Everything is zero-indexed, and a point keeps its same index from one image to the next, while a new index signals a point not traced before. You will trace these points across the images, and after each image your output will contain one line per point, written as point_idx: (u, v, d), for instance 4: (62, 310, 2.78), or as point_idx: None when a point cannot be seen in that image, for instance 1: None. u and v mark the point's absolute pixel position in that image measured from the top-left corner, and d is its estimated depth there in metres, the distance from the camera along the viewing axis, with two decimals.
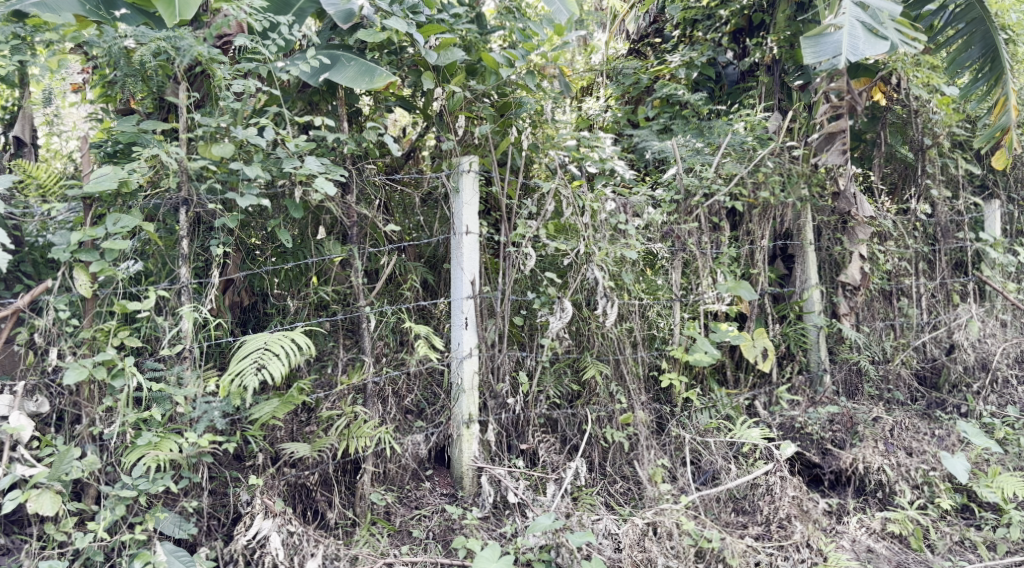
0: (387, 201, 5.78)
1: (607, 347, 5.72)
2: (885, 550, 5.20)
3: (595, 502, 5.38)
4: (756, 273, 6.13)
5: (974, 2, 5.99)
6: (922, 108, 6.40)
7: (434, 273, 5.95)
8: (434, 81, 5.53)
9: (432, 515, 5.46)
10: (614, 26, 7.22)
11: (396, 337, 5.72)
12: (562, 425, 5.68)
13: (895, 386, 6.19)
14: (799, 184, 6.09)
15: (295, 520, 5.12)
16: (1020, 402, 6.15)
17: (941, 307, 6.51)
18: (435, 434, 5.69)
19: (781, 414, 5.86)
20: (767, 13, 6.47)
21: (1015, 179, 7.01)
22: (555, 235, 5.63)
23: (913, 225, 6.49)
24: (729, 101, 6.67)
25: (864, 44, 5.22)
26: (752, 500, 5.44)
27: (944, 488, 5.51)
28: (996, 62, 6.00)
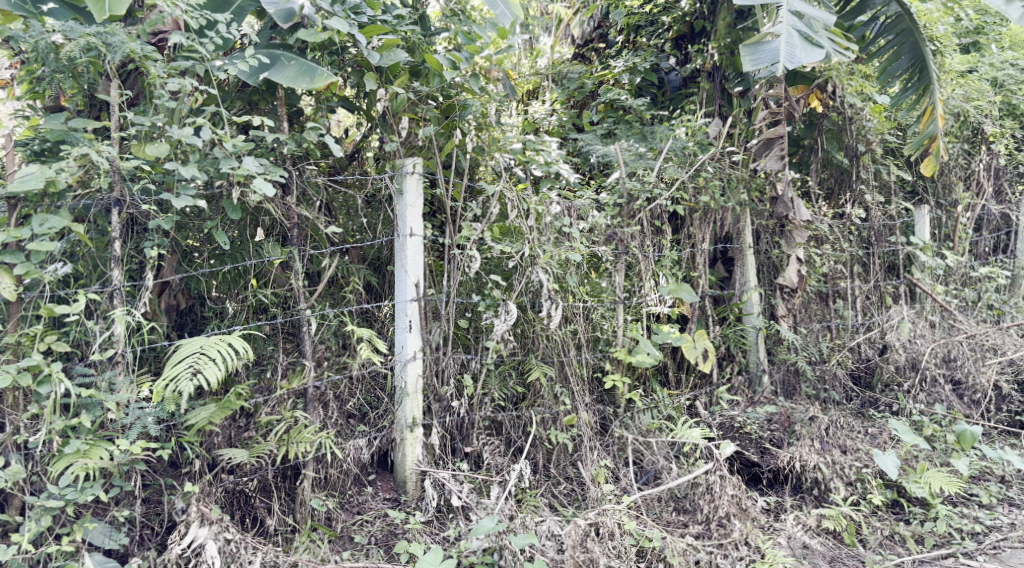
0: (329, 203, 5.74)
1: (551, 349, 5.76)
2: (819, 546, 5.32)
3: (539, 504, 5.42)
4: (697, 277, 6.25)
5: (902, 14, 6.21)
6: (858, 116, 6.55)
7: (377, 275, 5.93)
8: (377, 83, 5.51)
9: (374, 520, 5.42)
10: (559, 32, 7.46)
11: (339, 340, 5.71)
12: (506, 427, 5.70)
13: (832, 386, 6.33)
14: (738, 189, 6.21)
15: (232, 528, 5.04)
16: (947, 400, 6.35)
17: (874, 309, 6.72)
18: (378, 438, 5.65)
19: (721, 414, 5.97)
20: (708, 20, 6.55)
21: (944, 185, 7.36)
22: (500, 238, 5.67)
23: (849, 229, 6.64)
24: (672, 107, 6.81)
25: (801, 51, 5.36)
26: (693, 499, 5.52)
27: (876, 484, 5.66)
28: (924, 73, 6.22)
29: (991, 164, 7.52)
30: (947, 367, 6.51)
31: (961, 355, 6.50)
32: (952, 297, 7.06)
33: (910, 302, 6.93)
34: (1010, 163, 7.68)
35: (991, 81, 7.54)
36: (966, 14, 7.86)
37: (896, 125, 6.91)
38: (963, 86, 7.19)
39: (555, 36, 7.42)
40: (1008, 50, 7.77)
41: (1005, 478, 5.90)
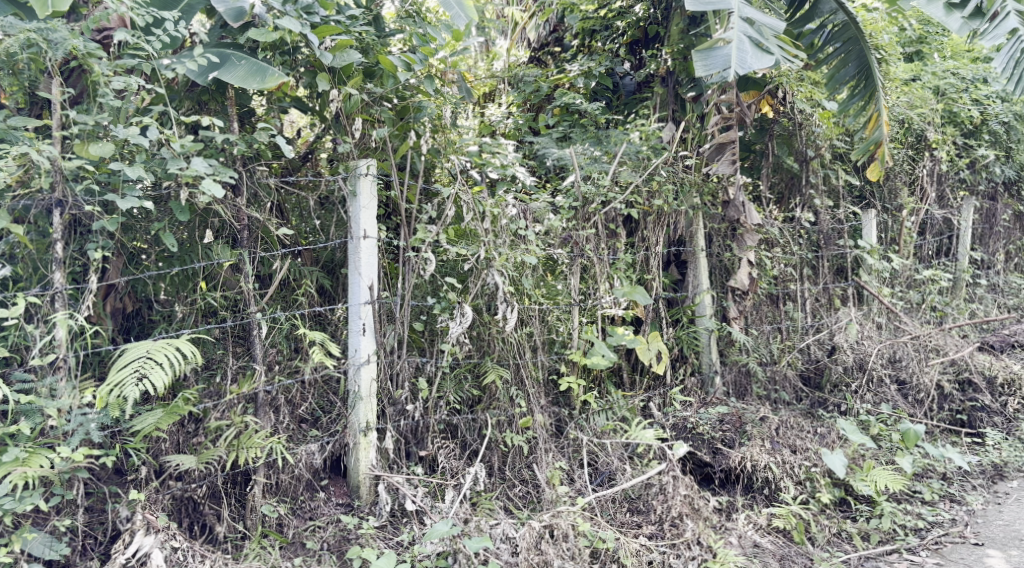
0: (281, 204, 5.70)
1: (507, 352, 5.77)
2: (769, 545, 5.41)
3: (494, 507, 5.41)
4: (651, 279, 6.29)
5: (849, 23, 6.35)
6: (807, 122, 6.71)
7: (331, 278, 5.87)
8: (330, 84, 5.45)
9: (327, 525, 5.36)
10: (515, 35, 7.43)
11: (291, 343, 5.61)
12: (462, 431, 5.71)
13: (782, 386, 6.49)
14: (691, 193, 6.30)
15: (179, 536, 4.97)
16: (893, 400, 6.50)
17: (823, 311, 6.87)
18: (331, 442, 5.57)
19: (674, 415, 6.06)
20: (661, 26, 6.69)
21: (890, 190, 7.57)
22: (456, 241, 5.66)
23: (798, 233, 6.80)
24: (626, 111, 6.88)
25: (752, 57, 5.46)
26: (646, 500, 5.57)
27: (824, 483, 5.77)
28: (870, 80, 6.38)
29: (933, 170, 7.76)
30: (893, 367, 6.67)
31: (906, 355, 6.68)
32: (897, 299, 7.28)
33: (858, 304, 7.09)
34: (951, 169, 7.98)
35: (933, 89, 7.80)
36: (909, 23, 8.10)
37: (843, 130, 7.07)
38: (907, 93, 7.38)
39: (510, 39, 7.37)
40: (948, 60, 8.04)
41: (947, 475, 6.06)
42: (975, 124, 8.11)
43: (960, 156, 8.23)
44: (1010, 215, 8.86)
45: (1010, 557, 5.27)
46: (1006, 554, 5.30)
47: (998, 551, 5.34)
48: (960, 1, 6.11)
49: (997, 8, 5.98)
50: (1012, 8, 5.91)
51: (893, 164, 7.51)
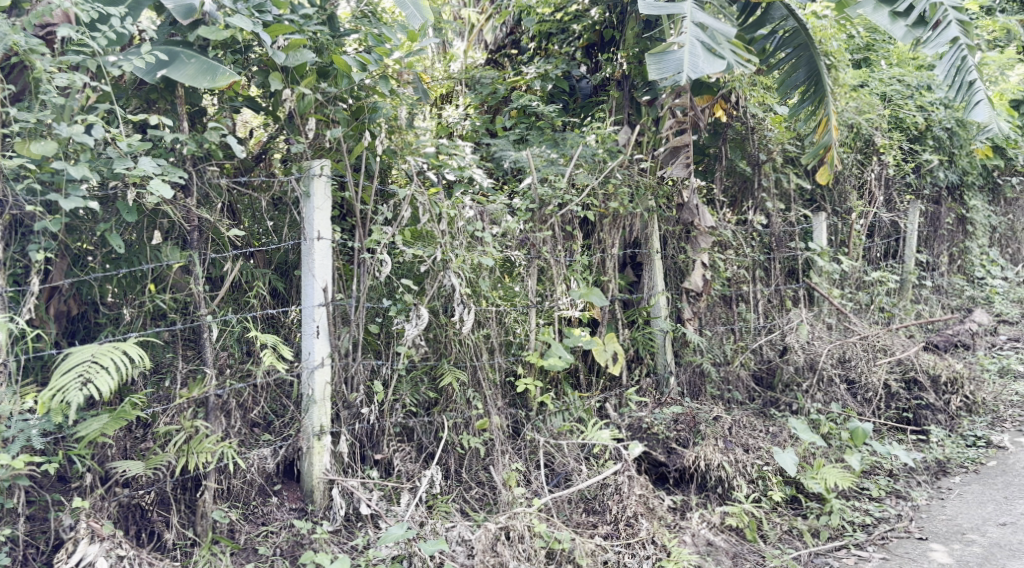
0: (233, 205, 5.61)
1: (464, 353, 5.76)
2: (723, 543, 5.48)
3: (450, 509, 5.45)
4: (607, 281, 6.36)
5: (799, 29, 6.49)
6: (759, 127, 6.84)
7: (284, 280, 5.77)
8: (282, 83, 5.39)
9: (280, 530, 5.29)
10: (473, 36, 7.53)
11: (243, 347, 5.53)
12: (418, 434, 5.69)
13: (735, 386, 6.61)
14: (646, 196, 6.36)
15: (125, 544, 4.89)
16: (842, 398, 6.67)
17: (775, 311, 7.04)
18: (284, 447, 5.51)
19: (629, 415, 6.08)
20: (617, 30, 6.77)
21: (840, 194, 7.73)
22: (412, 242, 5.63)
23: (751, 235, 6.95)
24: (583, 113, 6.93)
25: (704, 62, 5.52)
26: (602, 500, 5.60)
27: (776, 481, 5.88)
28: (819, 86, 6.51)
29: (881, 174, 8.00)
30: (843, 367, 6.83)
31: (854, 355, 6.85)
32: (847, 300, 7.51)
33: (810, 305, 7.27)
34: (897, 173, 8.23)
35: (879, 96, 8.12)
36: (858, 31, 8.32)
37: (794, 135, 7.21)
38: (856, 99, 7.51)
39: (467, 40, 7.48)
40: (894, 68, 8.31)
41: (893, 472, 6.20)
42: (921, 130, 8.38)
43: (906, 161, 8.44)
44: (954, 218, 9.13)
45: (953, 550, 5.41)
46: (949, 548, 5.44)
47: (940, 545, 5.48)
48: (903, 10, 6.25)
49: (939, 17, 6.14)
50: (954, 18, 6.08)
51: (843, 168, 7.67)
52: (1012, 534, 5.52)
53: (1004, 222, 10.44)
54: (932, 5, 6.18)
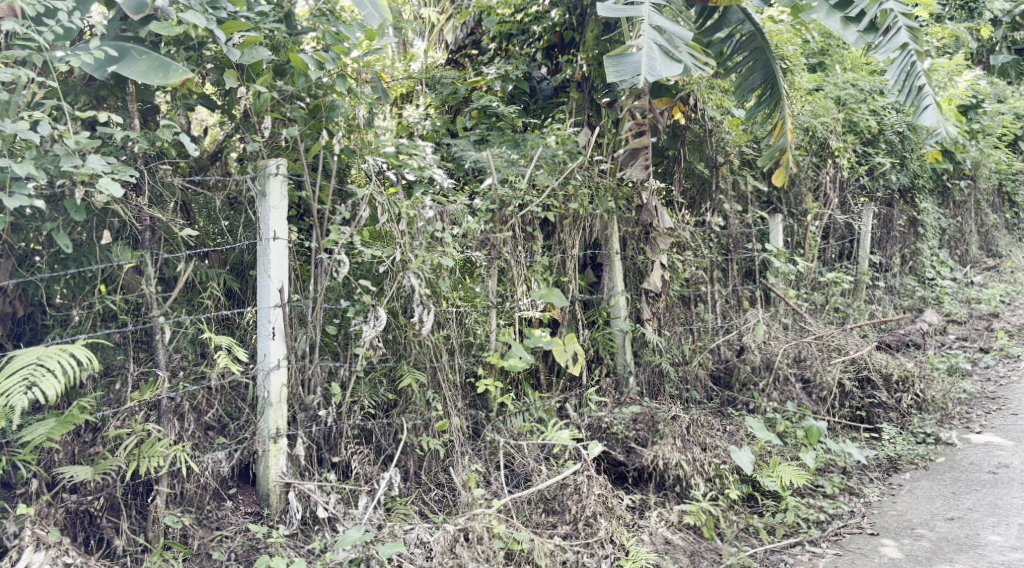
0: (187, 204, 5.49)
1: (424, 355, 5.73)
2: (681, 541, 5.53)
3: (409, 511, 5.43)
4: (567, 282, 6.37)
5: (756, 33, 6.60)
6: (717, 130, 6.92)
7: (239, 280, 5.68)
8: (238, 81, 5.35)
9: (234, 535, 5.19)
10: (433, 36, 7.53)
11: (196, 348, 5.40)
12: (376, 435, 5.64)
13: (693, 385, 6.69)
14: (606, 198, 6.40)
15: (71, 551, 4.77)
16: (797, 397, 6.78)
17: (732, 312, 7.14)
18: (239, 450, 5.40)
19: (589, 415, 6.12)
20: (577, 31, 6.80)
21: (795, 195, 7.86)
22: (370, 242, 5.62)
23: (709, 237, 7.03)
24: (543, 115, 6.95)
25: (662, 65, 5.55)
26: (561, 500, 5.61)
27: (733, 480, 5.95)
28: (775, 89, 6.61)
29: (835, 177, 8.19)
30: (798, 367, 6.95)
31: (810, 355, 6.97)
32: (803, 301, 7.69)
33: (765, 305, 7.43)
34: (851, 176, 8.46)
35: (835, 99, 8.24)
36: (813, 36, 8.49)
37: (751, 138, 7.32)
38: (812, 103, 7.69)
39: (428, 40, 7.52)
40: (848, 72, 8.50)
41: (846, 469, 6.33)
42: (873, 133, 8.65)
43: (860, 163, 8.74)
44: (906, 220, 9.42)
45: (903, 545, 5.51)
46: (899, 543, 5.54)
47: (891, 540, 5.58)
48: (855, 15, 6.42)
49: (890, 23, 6.27)
50: (903, 24, 6.22)
51: (799, 170, 7.79)
52: (959, 528, 5.62)
53: (953, 224, 10.72)
54: (883, 11, 6.29)
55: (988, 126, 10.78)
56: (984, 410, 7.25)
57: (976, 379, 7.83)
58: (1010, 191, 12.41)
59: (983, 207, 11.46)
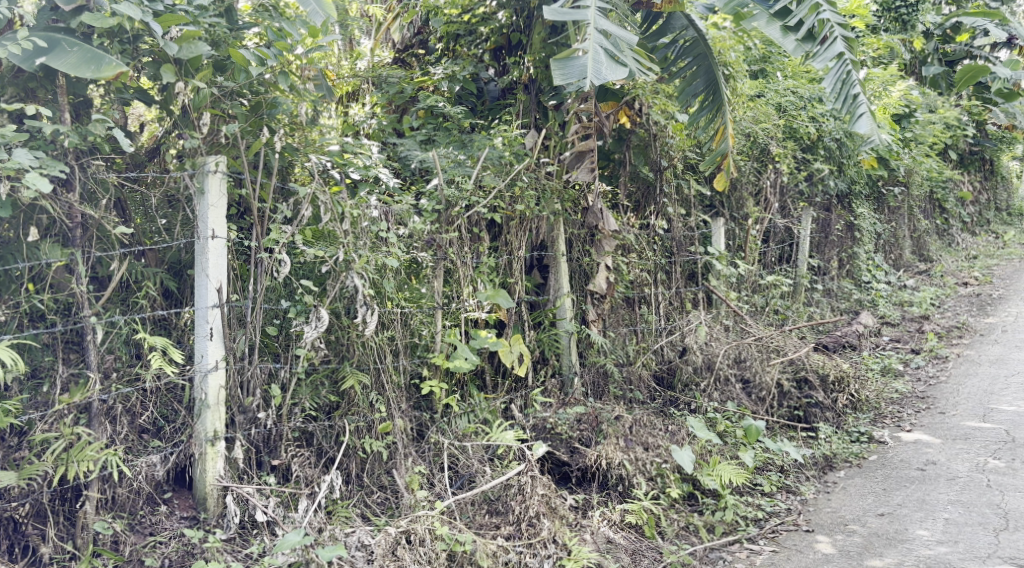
0: (122, 201, 5.35)
1: (367, 356, 5.65)
2: (622, 540, 5.59)
3: (350, 515, 5.37)
4: (514, 283, 6.37)
5: (699, 39, 6.73)
6: (661, 134, 7.00)
7: (176, 280, 5.51)
8: (175, 76, 5.20)
9: (169, 540, 5.05)
10: (379, 35, 7.63)
11: (131, 349, 5.26)
12: (317, 438, 5.54)
13: (637, 386, 6.75)
14: (552, 200, 6.41)
15: None
16: (737, 398, 6.92)
17: (677, 313, 7.22)
18: (174, 454, 5.26)
19: (534, 416, 6.15)
20: (523, 34, 6.83)
21: (736, 200, 8.04)
22: (313, 242, 5.52)
23: (653, 239, 7.12)
24: (491, 115, 6.95)
25: (606, 69, 5.58)
26: (505, 501, 5.59)
27: (674, 478, 6.04)
28: (717, 95, 6.73)
29: (776, 182, 8.43)
30: (738, 367, 7.09)
31: (749, 356, 7.11)
32: (744, 303, 7.88)
33: (707, 307, 7.53)
34: (790, 181, 8.70)
35: (776, 105, 8.47)
36: (754, 43, 8.54)
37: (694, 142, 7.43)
38: (753, 109, 7.87)
39: (375, 38, 7.53)
40: (789, 79, 8.72)
41: (784, 467, 6.48)
42: (813, 139, 8.89)
43: (799, 169, 8.99)
44: (843, 225, 9.71)
45: (836, 541, 5.66)
46: (833, 539, 5.69)
47: (825, 536, 5.73)
48: (795, 25, 6.57)
49: (827, 33, 6.46)
50: (840, 34, 6.42)
51: (739, 175, 7.95)
52: (889, 523, 5.79)
53: (887, 229, 11.07)
54: (820, 21, 6.49)
55: (919, 134, 11.13)
56: (915, 409, 7.51)
57: (907, 380, 8.10)
58: (942, 197, 12.85)
59: (916, 213, 11.83)
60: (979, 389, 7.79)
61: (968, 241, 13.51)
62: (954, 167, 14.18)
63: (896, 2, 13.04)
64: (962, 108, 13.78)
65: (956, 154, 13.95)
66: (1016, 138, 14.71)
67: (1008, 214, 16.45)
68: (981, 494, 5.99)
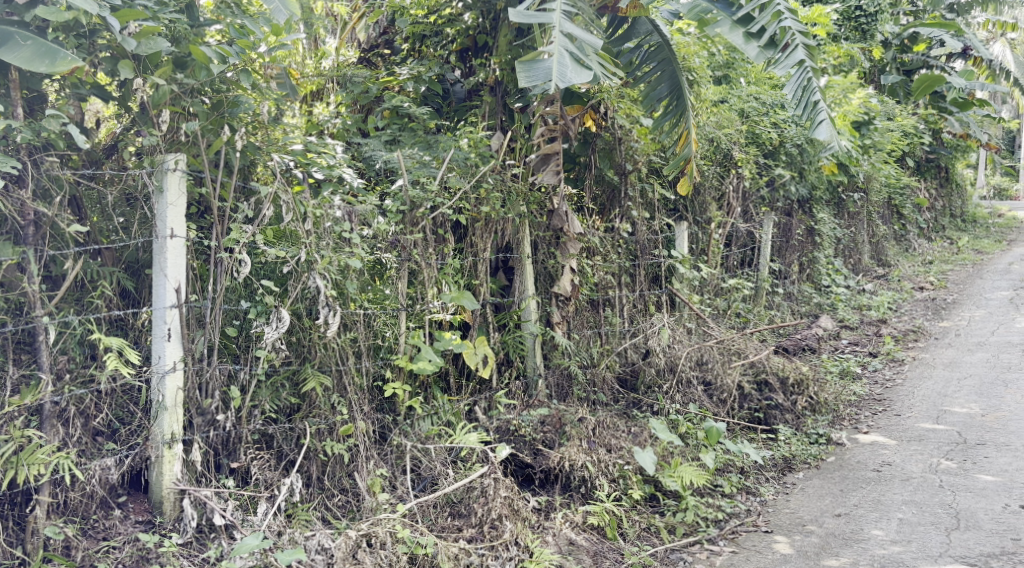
0: (78, 199, 5.21)
1: (328, 358, 5.58)
2: (584, 542, 5.60)
3: (310, 518, 5.30)
4: (479, 285, 6.37)
5: (663, 44, 6.82)
6: (626, 138, 7.05)
7: (134, 279, 5.40)
8: (133, 71, 5.12)
9: (123, 545, 4.94)
10: (345, 34, 7.72)
11: (85, 350, 5.13)
12: (277, 440, 5.46)
13: (600, 388, 6.78)
14: (518, 202, 6.43)
15: None
16: (699, 399, 6.98)
17: (640, 316, 7.27)
18: (130, 456, 5.15)
19: (498, 418, 6.13)
20: (489, 36, 6.84)
21: (699, 205, 8.12)
22: (274, 242, 5.45)
23: (617, 242, 7.15)
24: (457, 116, 7.02)
25: (572, 72, 5.59)
26: (467, 504, 5.56)
27: (636, 480, 6.07)
28: (681, 100, 6.79)
29: (738, 186, 8.54)
30: (700, 369, 7.14)
31: (711, 358, 7.17)
32: (706, 305, 7.95)
33: (671, 309, 7.58)
34: (753, 186, 8.84)
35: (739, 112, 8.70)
36: (718, 49, 8.67)
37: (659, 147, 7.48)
38: (717, 115, 8.08)
39: (340, 38, 7.64)
40: (752, 87, 8.89)
41: (744, 469, 6.56)
42: (774, 145, 9.07)
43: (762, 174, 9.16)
44: (804, 230, 9.94)
45: (794, 541, 5.74)
46: (791, 539, 5.77)
47: (784, 537, 5.81)
48: (756, 32, 6.66)
49: (788, 40, 6.57)
50: (801, 41, 6.53)
51: (703, 179, 8.05)
52: (846, 524, 5.88)
53: (846, 234, 11.28)
54: (781, 28, 6.61)
55: (878, 141, 11.35)
56: (872, 411, 7.65)
57: (864, 382, 8.25)
58: (899, 203, 13.14)
59: (875, 218, 12.07)
60: (934, 391, 7.97)
61: (924, 246, 13.82)
62: (911, 174, 14.51)
63: (856, 11, 13.31)
64: (919, 116, 14.09)
65: (913, 161, 14.29)
66: (970, 146, 15.10)
67: (961, 220, 16.87)
68: (934, 494, 6.12)
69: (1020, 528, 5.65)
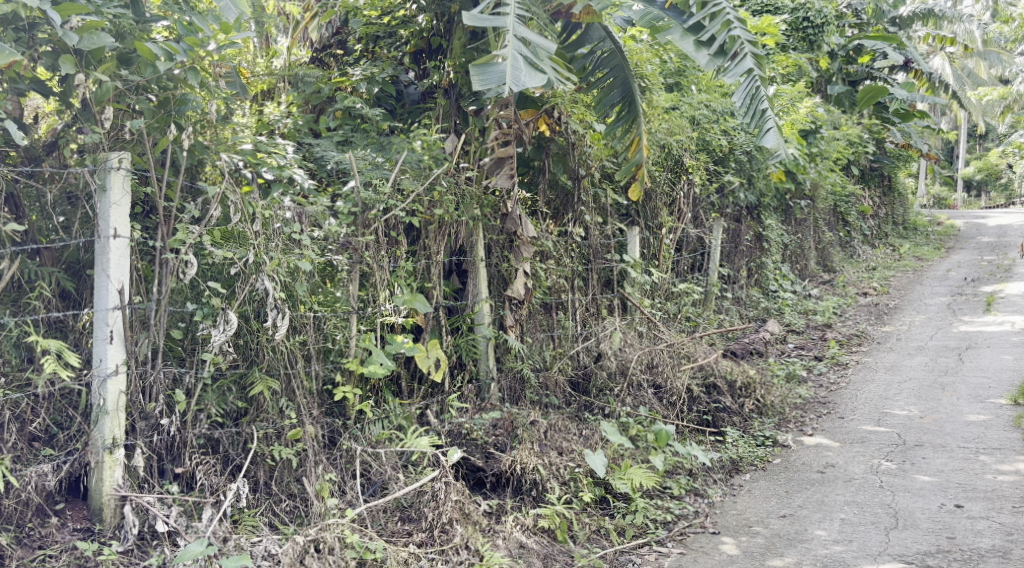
0: (15, 196, 5.07)
1: (277, 361, 5.49)
2: (535, 545, 5.57)
3: (257, 523, 5.21)
4: (431, 288, 6.34)
5: (615, 51, 6.89)
6: (579, 143, 7.11)
7: (75, 280, 5.24)
8: (75, 67, 4.94)
9: (60, 554, 4.79)
10: (297, 34, 7.72)
11: (21, 353, 4.96)
12: (224, 445, 5.35)
13: (552, 391, 6.82)
14: (471, 205, 6.40)
15: None
16: (649, 402, 7.04)
17: (591, 319, 7.32)
18: (68, 463, 5.01)
19: (450, 422, 6.13)
20: (443, 38, 6.79)
21: (650, 210, 8.20)
22: (222, 243, 5.34)
23: (570, 246, 7.21)
24: (409, 118, 6.99)
25: (525, 75, 5.59)
26: (418, 508, 5.55)
27: (586, 482, 6.10)
28: (633, 106, 6.87)
29: (689, 192, 8.67)
30: (651, 372, 7.21)
31: (662, 361, 7.25)
32: (657, 309, 8.03)
33: (623, 314, 7.69)
34: (703, 193, 9.00)
35: (690, 118, 8.69)
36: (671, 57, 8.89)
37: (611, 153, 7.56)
38: (667, 122, 7.97)
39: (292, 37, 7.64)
40: (703, 93, 8.97)
41: (692, 470, 6.64)
42: (724, 152, 9.31)
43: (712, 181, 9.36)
44: (752, 236, 10.14)
45: (740, 542, 5.82)
46: (737, 541, 5.84)
47: (730, 538, 5.88)
48: (707, 40, 6.78)
49: (737, 49, 6.66)
50: (750, 50, 6.61)
51: (654, 185, 8.14)
52: (790, 524, 5.99)
53: (793, 240, 11.53)
54: (731, 37, 6.67)
55: (825, 150, 11.57)
56: (817, 414, 7.82)
57: (810, 385, 8.43)
58: (843, 210, 13.50)
59: (821, 226, 12.36)
60: (876, 394, 8.17)
61: (868, 254, 14.20)
62: (855, 183, 14.93)
63: (803, 22, 13.57)
64: (862, 126, 14.45)
65: (857, 169, 14.66)
66: (911, 156, 15.54)
67: (902, 228, 17.35)
68: (874, 495, 6.28)
69: (955, 527, 5.82)
